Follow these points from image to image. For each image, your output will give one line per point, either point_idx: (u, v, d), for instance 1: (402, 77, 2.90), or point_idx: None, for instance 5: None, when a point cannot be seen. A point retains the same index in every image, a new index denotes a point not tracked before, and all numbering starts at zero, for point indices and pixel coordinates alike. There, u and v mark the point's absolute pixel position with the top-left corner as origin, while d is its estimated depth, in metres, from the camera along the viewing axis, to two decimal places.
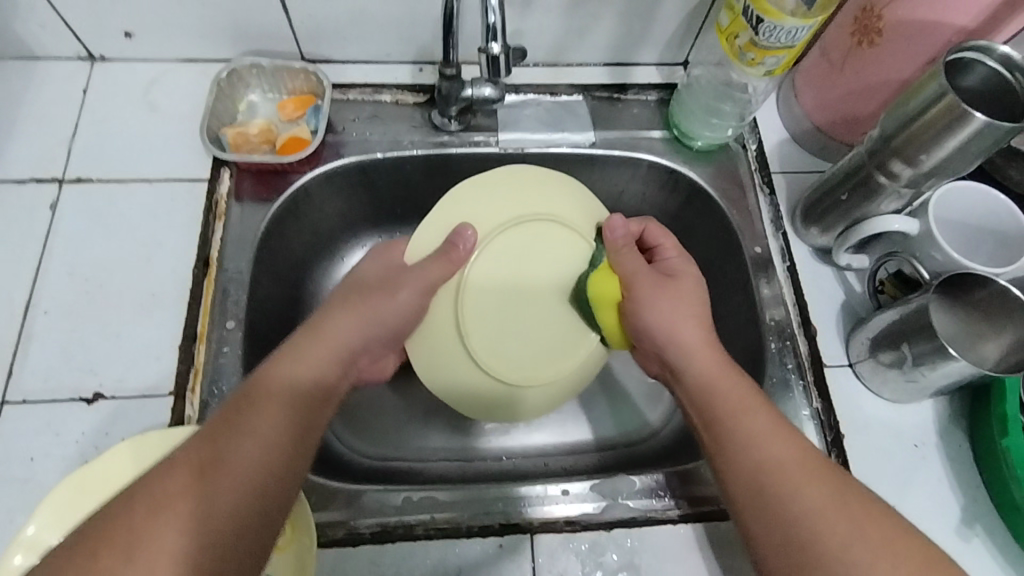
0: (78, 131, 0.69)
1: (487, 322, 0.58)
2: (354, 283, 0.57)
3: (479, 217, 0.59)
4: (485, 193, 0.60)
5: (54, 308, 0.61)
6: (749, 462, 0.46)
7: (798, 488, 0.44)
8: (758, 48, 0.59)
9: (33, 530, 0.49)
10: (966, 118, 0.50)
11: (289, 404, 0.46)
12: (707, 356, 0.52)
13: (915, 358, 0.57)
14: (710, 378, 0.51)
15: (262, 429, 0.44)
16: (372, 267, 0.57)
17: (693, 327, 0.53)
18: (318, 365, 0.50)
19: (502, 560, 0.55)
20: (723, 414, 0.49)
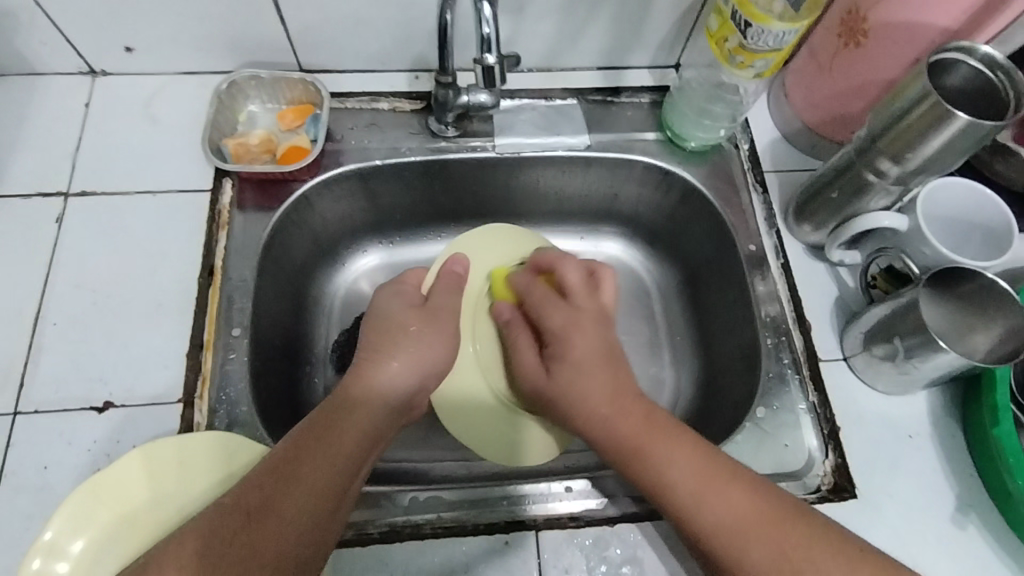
0: (81, 145, 0.70)
1: (499, 353, 0.66)
2: (380, 319, 0.58)
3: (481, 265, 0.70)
4: (495, 243, 0.71)
5: (63, 319, 0.62)
6: (677, 507, 0.47)
7: (700, 497, 0.46)
8: (747, 51, 0.60)
9: (51, 536, 0.50)
10: (949, 118, 0.51)
11: (331, 452, 0.46)
12: (607, 379, 0.53)
13: (907, 351, 0.58)
14: (627, 438, 0.50)
15: (308, 480, 0.43)
16: (395, 303, 0.59)
17: (593, 350, 0.55)
18: (363, 410, 0.50)
19: (508, 556, 0.56)
20: (627, 441, 0.50)
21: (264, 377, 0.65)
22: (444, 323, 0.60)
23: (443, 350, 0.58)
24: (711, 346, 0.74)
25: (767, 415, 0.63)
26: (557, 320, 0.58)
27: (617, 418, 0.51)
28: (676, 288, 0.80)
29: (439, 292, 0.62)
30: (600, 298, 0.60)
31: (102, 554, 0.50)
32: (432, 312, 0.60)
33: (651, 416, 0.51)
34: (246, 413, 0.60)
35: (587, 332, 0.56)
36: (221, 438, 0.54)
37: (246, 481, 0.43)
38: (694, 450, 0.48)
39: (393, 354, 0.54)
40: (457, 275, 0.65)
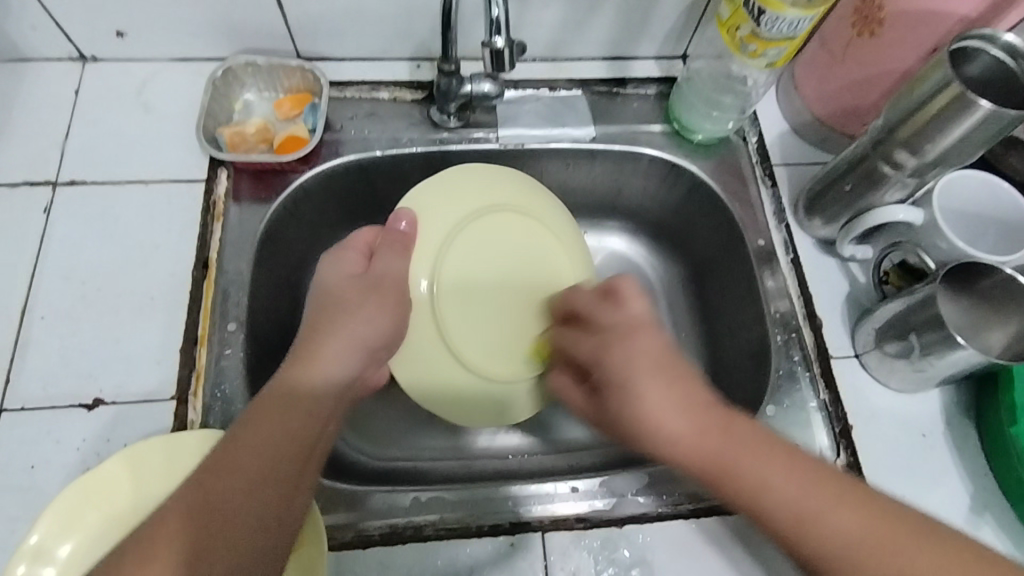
0: (70, 133, 0.68)
1: (467, 316, 0.59)
2: (325, 294, 0.53)
3: (433, 218, 0.59)
4: (453, 187, 0.61)
5: (51, 313, 0.60)
6: (745, 493, 0.39)
7: (784, 484, 0.38)
8: (760, 39, 0.59)
9: (37, 539, 0.48)
10: (972, 106, 0.50)
11: (276, 439, 0.43)
12: (661, 374, 0.43)
13: (922, 347, 0.56)
14: (681, 435, 0.41)
15: (250, 470, 0.41)
16: (335, 276, 0.53)
17: (641, 353, 0.44)
18: (303, 400, 0.46)
19: (513, 559, 0.54)
20: (711, 460, 0.40)
21: (260, 373, 0.63)
22: (390, 295, 0.54)
23: (387, 318, 0.53)
24: (719, 343, 0.73)
25: (778, 413, 0.61)
26: (586, 351, 0.49)
27: (666, 400, 0.42)
28: (681, 284, 0.79)
29: (385, 254, 0.55)
30: (627, 310, 0.48)
31: (90, 556, 0.48)
32: (379, 282, 0.54)
33: (732, 422, 0.41)
34: (241, 410, 0.58)
35: (628, 341, 0.45)
36: (204, 435, 0.52)
37: (180, 486, 0.40)
38: (750, 428, 0.41)
39: (353, 321, 0.51)
40: (405, 237, 0.57)
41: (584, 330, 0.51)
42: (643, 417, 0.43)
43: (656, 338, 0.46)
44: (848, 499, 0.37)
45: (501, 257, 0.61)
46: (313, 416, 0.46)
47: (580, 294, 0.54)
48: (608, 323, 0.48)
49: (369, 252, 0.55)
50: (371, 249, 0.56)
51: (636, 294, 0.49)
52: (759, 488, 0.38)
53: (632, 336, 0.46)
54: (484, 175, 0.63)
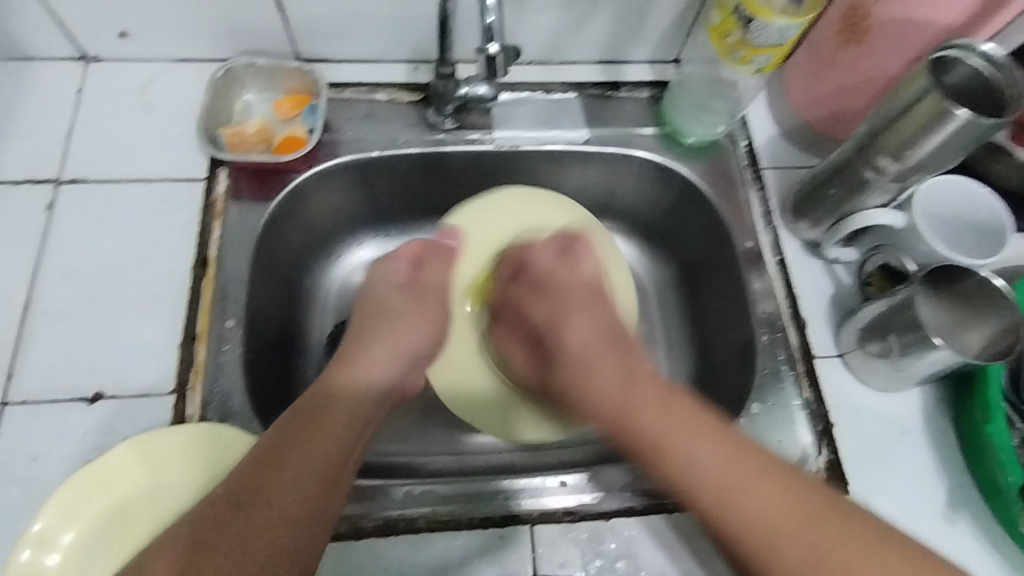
0: (73, 132, 0.69)
1: (490, 320, 0.68)
2: (371, 305, 0.61)
3: (477, 232, 0.69)
4: (491, 207, 0.69)
5: (53, 309, 0.61)
6: (682, 477, 0.45)
7: (725, 489, 0.43)
8: (749, 47, 0.60)
9: (40, 528, 0.49)
10: (949, 114, 0.51)
11: (319, 437, 0.47)
12: (647, 392, 0.50)
13: (902, 348, 0.58)
14: (627, 412, 0.50)
15: (300, 463, 0.45)
16: (382, 286, 0.62)
17: (584, 343, 0.56)
18: (344, 401, 0.51)
19: (504, 551, 0.56)
20: (653, 443, 0.47)
21: (258, 369, 0.64)
22: (432, 304, 0.62)
23: (427, 330, 0.61)
24: (707, 342, 0.74)
25: (762, 411, 0.63)
26: (576, 339, 0.57)
27: (628, 402, 0.50)
28: (672, 284, 0.80)
29: (434, 265, 0.64)
30: (582, 271, 0.63)
31: (93, 544, 0.50)
32: (420, 290, 0.62)
33: (679, 413, 0.48)
34: (240, 404, 0.59)
35: (586, 311, 0.59)
36: (205, 430, 0.54)
37: (237, 470, 0.45)
38: (707, 434, 0.46)
39: (391, 331, 0.59)
40: (448, 251, 0.66)
41: (537, 285, 0.62)
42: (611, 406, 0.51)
43: (608, 313, 0.59)
44: (791, 505, 0.41)
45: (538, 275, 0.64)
46: (351, 417, 0.51)
47: (538, 246, 0.65)
48: (562, 279, 0.62)
49: (413, 261, 0.63)
50: (417, 258, 0.64)
51: (590, 257, 0.64)
52: (718, 497, 0.43)
53: (580, 313, 0.59)
54: (521, 198, 0.70)
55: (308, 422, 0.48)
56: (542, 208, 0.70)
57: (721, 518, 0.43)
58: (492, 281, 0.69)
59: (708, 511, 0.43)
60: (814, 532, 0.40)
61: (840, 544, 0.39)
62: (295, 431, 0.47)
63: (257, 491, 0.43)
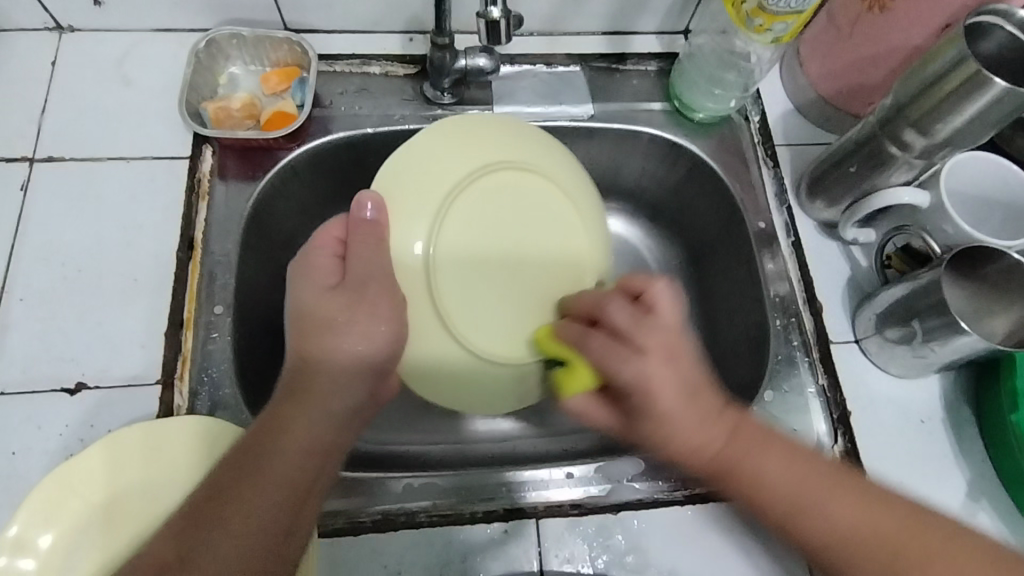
0: (47, 107, 0.65)
1: (452, 284, 0.52)
2: (300, 315, 0.48)
3: (417, 194, 0.53)
4: (427, 156, 0.54)
5: (30, 295, 0.58)
6: (782, 503, 0.41)
7: (826, 499, 0.40)
8: (766, 14, 0.56)
9: (17, 530, 0.46)
10: (984, 84, 0.48)
11: (267, 483, 0.42)
12: (698, 411, 0.43)
13: (924, 334, 0.56)
14: (716, 462, 0.43)
15: (231, 524, 0.40)
16: (310, 289, 0.48)
17: (677, 395, 0.43)
18: (296, 434, 0.45)
19: (509, 546, 0.54)
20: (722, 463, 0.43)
21: (249, 357, 0.61)
22: (374, 298, 0.48)
23: (386, 326, 0.48)
24: (716, 327, 0.72)
25: (775, 399, 0.61)
26: (628, 373, 0.43)
27: (712, 440, 0.43)
28: (680, 266, 0.77)
29: (360, 249, 0.49)
30: (659, 320, 0.45)
31: (74, 546, 0.47)
32: (357, 287, 0.48)
33: (743, 427, 0.43)
34: (229, 395, 0.56)
35: (669, 364, 0.43)
36: (184, 424, 0.50)
37: (175, 522, 0.41)
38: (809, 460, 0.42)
39: (333, 343, 0.47)
40: (376, 225, 0.50)
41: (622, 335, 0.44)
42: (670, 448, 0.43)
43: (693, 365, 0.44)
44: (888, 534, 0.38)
45: (508, 223, 0.55)
46: (311, 449, 0.45)
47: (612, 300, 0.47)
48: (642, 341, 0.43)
49: (343, 247, 0.50)
50: (345, 241, 0.50)
51: (668, 297, 0.46)
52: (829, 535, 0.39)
53: (670, 373, 0.43)
54: (471, 127, 0.56)
55: (248, 467, 0.42)
56: (492, 139, 0.56)
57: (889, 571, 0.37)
58: (452, 238, 0.52)
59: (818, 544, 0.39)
60: (905, 528, 0.38)
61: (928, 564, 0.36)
62: (233, 486, 0.42)
63: (185, 551, 0.39)
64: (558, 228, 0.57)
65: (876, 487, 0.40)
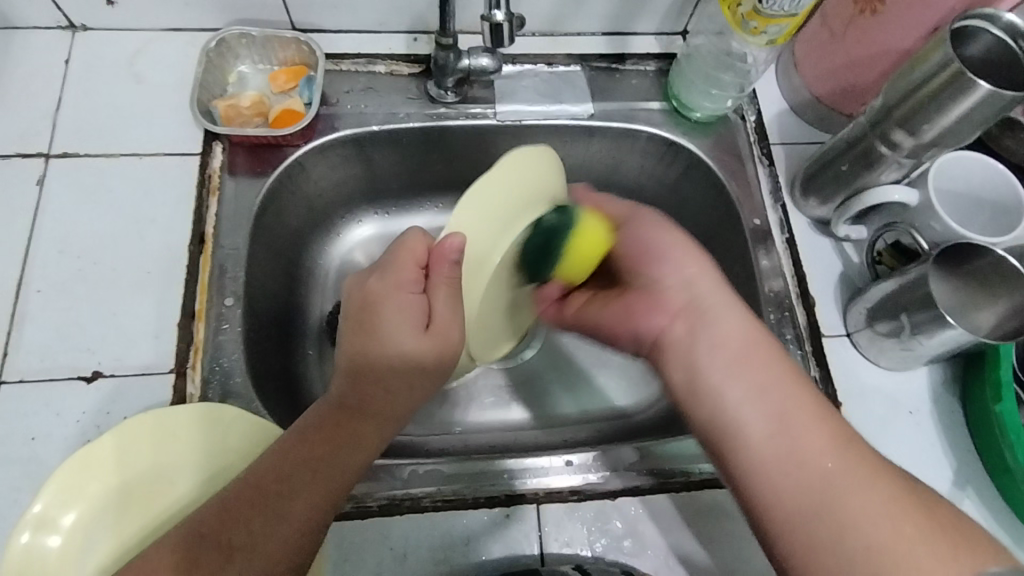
0: (62, 105, 0.67)
1: (488, 294, 0.51)
2: (364, 319, 0.46)
3: (503, 239, 0.48)
4: (506, 176, 0.49)
5: (47, 287, 0.60)
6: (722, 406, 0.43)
7: (795, 458, 0.39)
8: (761, 17, 0.58)
9: (40, 509, 0.48)
10: (970, 85, 0.50)
11: (320, 484, 0.43)
12: (743, 337, 0.45)
13: (913, 327, 0.57)
14: (741, 354, 0.44)
15: (288, 517, 0.42)
16: (396, 327, 0.44)
17: (740, 332, 0.45)
18: (366, 439, 0.46)
19: (510, 530, 0.56)
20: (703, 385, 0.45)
21: (259, 348, 0.63)
22: (457, 348, 0.46)
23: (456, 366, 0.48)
24: None
25: None
26: (673, 274, 0.48)
27: (735, 361, 0.44)
28: None
29: (446, 293, 0.46)
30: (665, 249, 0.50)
31: (94, 526, 0.49)
32: (444, 326, 0.45)
33: (752, 353, 0.44)
34: (240, 384, 0.58)
35: (721, 307, 0.46)
36: (196, 411, 0.52)
37: (233, 490, 0.42)
38: (787, 377, 0.42)
39: (401, 366, 0.44)
40: (459, 268, 0.45)
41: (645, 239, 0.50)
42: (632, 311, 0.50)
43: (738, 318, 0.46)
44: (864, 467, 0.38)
45: None
46: (371, 451, 0.46)
47: (634, 229, 0.51)
48: (686, 269, 0.48)
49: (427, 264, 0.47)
50: (427, 273, 0.46)
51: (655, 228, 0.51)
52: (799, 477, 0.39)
53: (727, 314, 0.46)
54: (541, 162, 0.51)
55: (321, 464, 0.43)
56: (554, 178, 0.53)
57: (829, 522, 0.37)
58: (518, 254, 0.50)
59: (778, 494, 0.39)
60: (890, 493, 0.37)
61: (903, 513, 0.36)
62: (291, 474, 0.43)
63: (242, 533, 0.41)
64: None
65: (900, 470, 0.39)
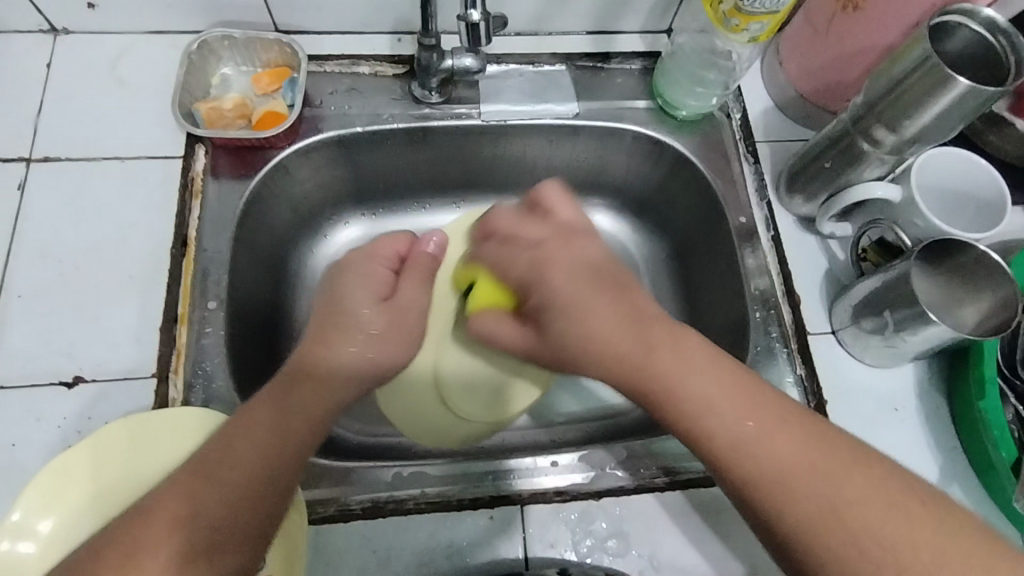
0: (43, 108, 0.67)
1: (446, 306, 0.65)
2: (334, 307, 0.53)
3: (475, 259, 0.68)
4: None
5: (28, 292, 0.60)
6: (658, 384, 0.41)
7: (718, 417, 0.39)
8: (742, 14, 0.58)
9: (18, 517, 0.48)
10: (948, 81, 0.50)
11: (259, 446, 0.43)
12: (594, 290, 0.45)
13: (896, 324, 0.57)
14: (611, 346, 0.43)
15: (231, 482, 0.41)
16: (359, 291, 0.55)
17: (600, 296, 0.45)
18: (314, 390, 0.47)
19: (495, 532, 0.56)
20: (635, 364, 0.42)
21: (243, 351, 0.63)
22: (401, 328, 0.56)
23: (396, 354, 0.56)
24: (699, 320, 0.73)
25: None
26: (526, 264, 0.49)
27: (632, 347, 0.43)
28: (665, 260, 0.79)
29: (411, 277, 0.59)
30: (557, 219, 0.53)
31: (72, 533, 0.48)
32: (394, 310, 0.56)
33: (655, 333, 0.43)
34: (222, 387, 0.58)
35: (567, 246, 0.49)
36: (172, 415, 0.52)
37: (175, 476, 0.42)
38: (714, 360, 0.42)
39: (344, 344, 0.51)
40: (432, 260, 0.62)
41: (513, 240, 0.53)
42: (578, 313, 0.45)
43: (587, 253, 0.48)
44: (802, 435, 0.39)
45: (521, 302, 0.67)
46: (313, 430, 0.46)
47: (503, 212, 0.58)
48: (532, 237, 0.52)
49: (396, 265, 0.59)
50: (401, 260, 0.60)
51: (565, 208, 0.54)
52: (738, 445, 0.39)
53: (562, 261, 0.48)
54: None
55: (246, 428, 0.44)
56: None
57: (789, 501, 0.37)
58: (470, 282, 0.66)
59: (750, 474, 0.38)
60: (820, 461, 0.38)
61: (809, 454, 0.38)
62: (234, 436, 0.43)
63: (193, 504, 0.40)
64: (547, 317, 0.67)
65: (786, 402, 0.40)
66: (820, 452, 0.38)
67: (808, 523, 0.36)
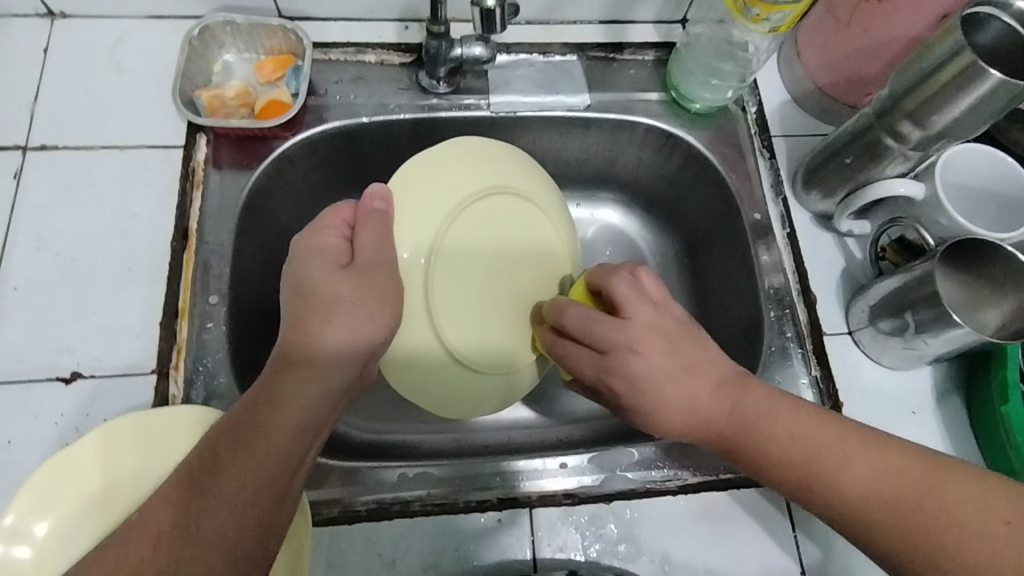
0: (40, 95, 0.65)
1: (437, 277, 0.55)
2: (303, 291, 0.47)
3: (426, 201, 0.55)
4: (435, 166, 0.57)
5: (24, 284, 0.58)
6: (776, 460, 0.43)
7: (807, 452, 0.42)
8: (763, 3, 0.56)
9: (12, 519, 0.47)
10: (980, 76, 0.48)
11: (258, 453, 0.41)
12: (692, 371, 0.46)
13: (917, 326, 0.56)
14: (658, 374, 0.45)
15: (225, 490, 0.39)
16: (321, 269, 0.48)
17: (660, 351, 0.46)
18: (297, 409, 0.44)
19: (503, 536, 0.54)
20: (732, 429, 0.44)
21: (245, 347, 0.61)
22: (380, 287, 0.49)
23: (384, 318, 0.49)
24: (710, 318, 0.72)
25: None
26: (590, 370, 0.48)
27: (703, 403, 0.45)
28: (676, 257, 0.77)
29: (370, 237, 0.50)
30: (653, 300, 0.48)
31: (70, 533, 0.47)
32: (366, 272, 0.49)
33: (743, 396, 0.45)
34: (224, 384, 0.56)
35: (647, 334, 0.46)
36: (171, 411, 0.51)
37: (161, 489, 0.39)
38: (793, 417, 0.43)
39: (329, 326, 0.46)
40: (384, 214, 0.52)
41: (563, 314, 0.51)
42: (677, 403, 0.45)
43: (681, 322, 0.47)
44: (903, 472, 0.39)
45: (501, 235, 0.59)
46: (302, 425, 0.44)
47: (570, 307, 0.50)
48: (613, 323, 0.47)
49: (351, 232, 0.51)
50: (352, 226, 0.51)
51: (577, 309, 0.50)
52: (847, 494, 0.40)
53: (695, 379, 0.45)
54: (481, 149, 0.59)
55: (245, 436, 0.41)
56: (493, 158, 0.59)
57: (870, 514, 0.39)
58: (448, 238, 0.56)
59: (803, 478, 0.42)
60: (907, 480, 0.39)
61: (917, 480, 0.39)
62: (225, 441, 0.41)
63: (182, 518, 0.37)
64: (532, 240, 0.61)
65: (876, 434, 0.42)
66: (896, 470, 0.40)
67: (837, 496, 0.40)
